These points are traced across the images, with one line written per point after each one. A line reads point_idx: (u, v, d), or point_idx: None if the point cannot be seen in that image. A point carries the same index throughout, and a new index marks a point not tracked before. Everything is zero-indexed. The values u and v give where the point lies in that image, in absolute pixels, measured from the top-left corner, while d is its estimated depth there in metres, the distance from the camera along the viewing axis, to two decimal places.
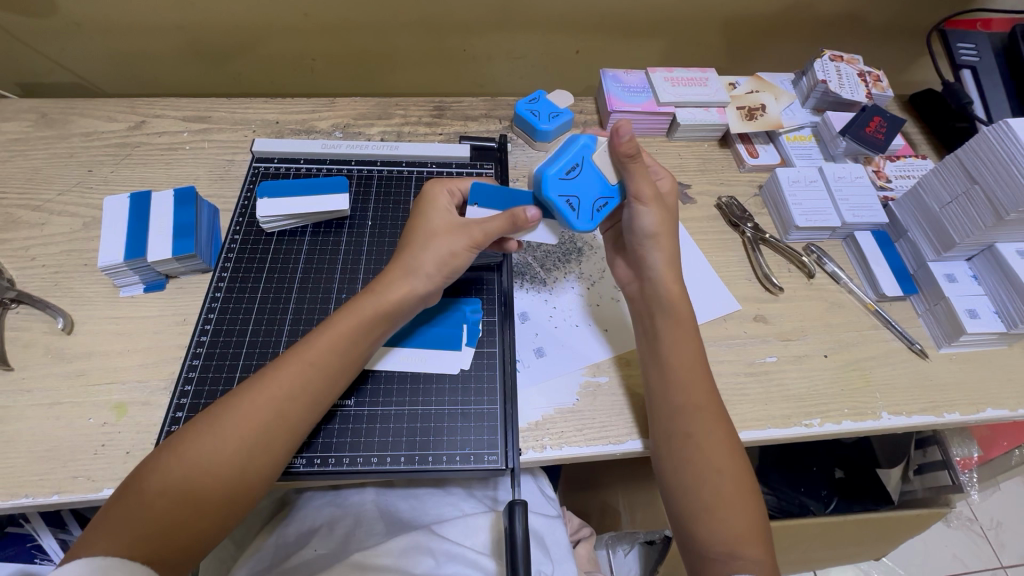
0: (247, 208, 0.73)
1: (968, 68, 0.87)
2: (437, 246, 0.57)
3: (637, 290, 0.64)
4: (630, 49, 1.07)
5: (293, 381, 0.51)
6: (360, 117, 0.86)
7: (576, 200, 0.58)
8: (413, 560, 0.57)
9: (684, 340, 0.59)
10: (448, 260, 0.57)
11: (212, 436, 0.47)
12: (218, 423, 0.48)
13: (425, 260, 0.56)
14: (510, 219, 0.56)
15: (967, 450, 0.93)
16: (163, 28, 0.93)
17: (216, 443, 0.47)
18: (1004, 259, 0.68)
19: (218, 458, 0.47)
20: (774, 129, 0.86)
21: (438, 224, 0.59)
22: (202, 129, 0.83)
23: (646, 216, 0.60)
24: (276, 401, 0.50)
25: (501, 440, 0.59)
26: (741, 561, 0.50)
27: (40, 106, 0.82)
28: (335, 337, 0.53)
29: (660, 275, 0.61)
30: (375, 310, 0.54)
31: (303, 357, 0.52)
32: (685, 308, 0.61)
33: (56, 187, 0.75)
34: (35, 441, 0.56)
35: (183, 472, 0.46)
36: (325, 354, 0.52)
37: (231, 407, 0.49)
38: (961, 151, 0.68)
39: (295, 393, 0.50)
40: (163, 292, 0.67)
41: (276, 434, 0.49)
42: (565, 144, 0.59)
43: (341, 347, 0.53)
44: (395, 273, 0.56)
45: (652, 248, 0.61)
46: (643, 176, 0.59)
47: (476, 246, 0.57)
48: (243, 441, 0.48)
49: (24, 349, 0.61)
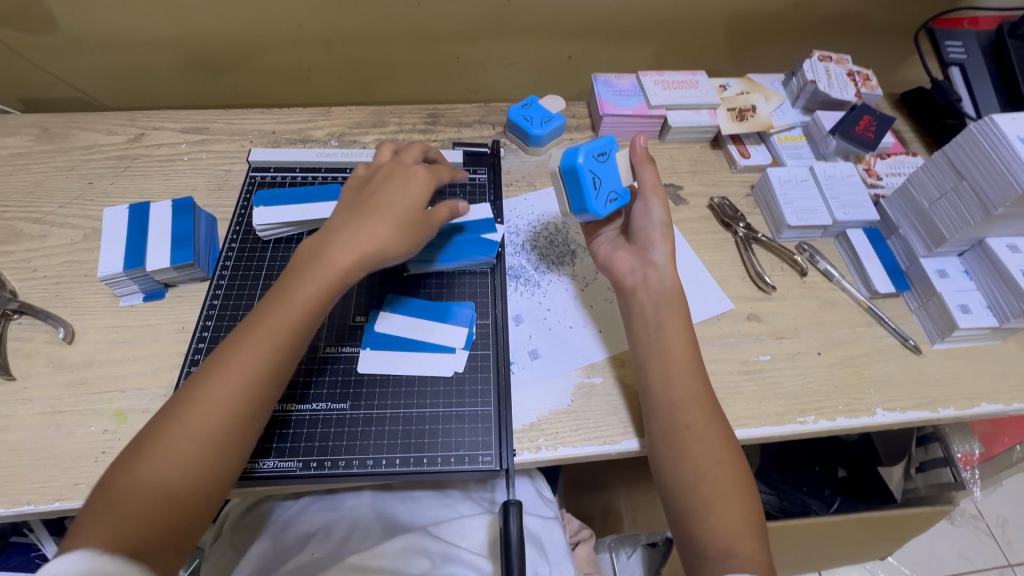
0: (244, 217, 0.74)
1: (956, 65, 0.88)
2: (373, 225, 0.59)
3: (641, 280, 0.64)
4: (622, 53, 1.08)
5: (253, 361, 0.51)
6: (355, 125, 0.88)
7: (598, 181, 0.63)
8: (409, 562, 0.56)
9: (680, 338, 0.60)
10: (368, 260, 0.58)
11: (178, 428, 0.47)
12: (182, 414, 0.48)
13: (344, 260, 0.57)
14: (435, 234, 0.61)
15: (969, 446, 0.90)
16: (162, 43, 0.95)
17: (183, 434, 0.47)
18: (995, 254, 0.68)
19: (188, 449, 0.47)
20: (764, 129, 0.87)
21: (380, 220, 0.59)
22: (200, 140, 0.84)
23: (656, 208, 0.66)
24: (239, 384, 0.50)
25: (495, 440, 0.60)
26: (737, 559, 0.50)
27: (41, 121, 0.84)
28: (288, 313, 0.54)
29: (666, 264, 0.64)
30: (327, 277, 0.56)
31: (261, 335, 0.52)
32: (682, 302, 0.62)
33: (57, 200, 0.76)
34: (37, 450, 0.57)
35: (154, 469, 0.46)
36: (282, 331, 0.53)
37: (197, 398, 0.49)
38: (948, 147, 0.69)
39: (257, 374, 0.51)
40: (162, 300, 0.68)
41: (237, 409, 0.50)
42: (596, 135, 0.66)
43: (295, 321, 0.54)
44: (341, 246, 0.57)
45: (662, 238, 0.65)
46: (653, 174, 0.67)
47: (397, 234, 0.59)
48: (214, 425, 0.48)
49: (27, 359, 0.62)
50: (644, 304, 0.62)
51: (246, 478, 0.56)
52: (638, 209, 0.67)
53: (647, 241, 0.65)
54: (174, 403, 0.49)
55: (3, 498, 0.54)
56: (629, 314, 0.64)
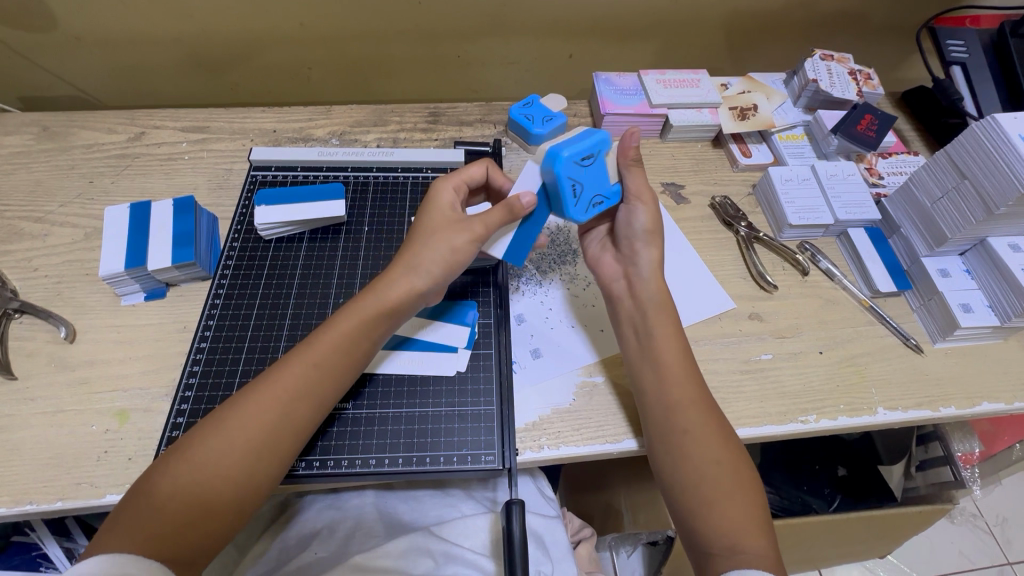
0: (245, 216, 0.74)
1: (958, 64, 0.88)
2: (440, 243, 0.56)
3: (625, 289, 0.64)
4: (623, 52, 1.08)
5: (297, 380, 0.51)
6: (356, 124, 0.87)
7: (579, 190, 0.58)
8: (412, 561, 0.58)
9: (672, 341, 0.60)
10: (451, 255, 0.56)
11: (219, 438, 0.48)
12: (224, 425, 0.49)
13: (428, 258, 0.56)
14: (507, 209, 0.55)
15: (969, 445, 0.92)
16: (162, 41, 0.94)
17: (224, 446, 0.48)
18: (997, 253, 0.68)
19: (228, 460, 0.47)
20: (766, 128, 0.87)
21: (439, 221, 0.58)
22: (201, 139, 0.84)
23: (641, 213, 0.64)
24: (284, 402, 0.50)
25: (498, 440, 0.60)
26: (744, 555, 0.50)
27: (41, 120, 0.83)
28: (337, 337, 0.54)
29: (651, 272, 0.63)
30: (378, 307, 0.55)
31: (308, 357, 0.53)
32: (671, 306, 0.62)
33: (58, 199, 0.76)
34: (39, 449, 0.57)
35: (194, 475, 0.46)
36: (330, 356, 0.53)
37: (249, 410, 0.49)
38: (950, 147, 0.69)
39: (300, 394, 0.51)
40: (164, 299, 0.68)
41: (282, 434, 0.50)
42: (583, 131, 0.58)
43: (344, 347, 0.54)
44: (397, 269, 0.57)
45: (646, 245, 0.64)
46: (642, 178, 0.62)
47: (478, 241, 0.57)
48: (251, 441, 0.48)
49: (28, 359, 0.62)
50: (632, 311, 0.63)
51: None
52: (624, 214, 0.65)
53: (631, 249, 0.65)
54: (216, 414, 0.50)
55: (5, 497, 0.54)
56: (617, 321, 0.65)
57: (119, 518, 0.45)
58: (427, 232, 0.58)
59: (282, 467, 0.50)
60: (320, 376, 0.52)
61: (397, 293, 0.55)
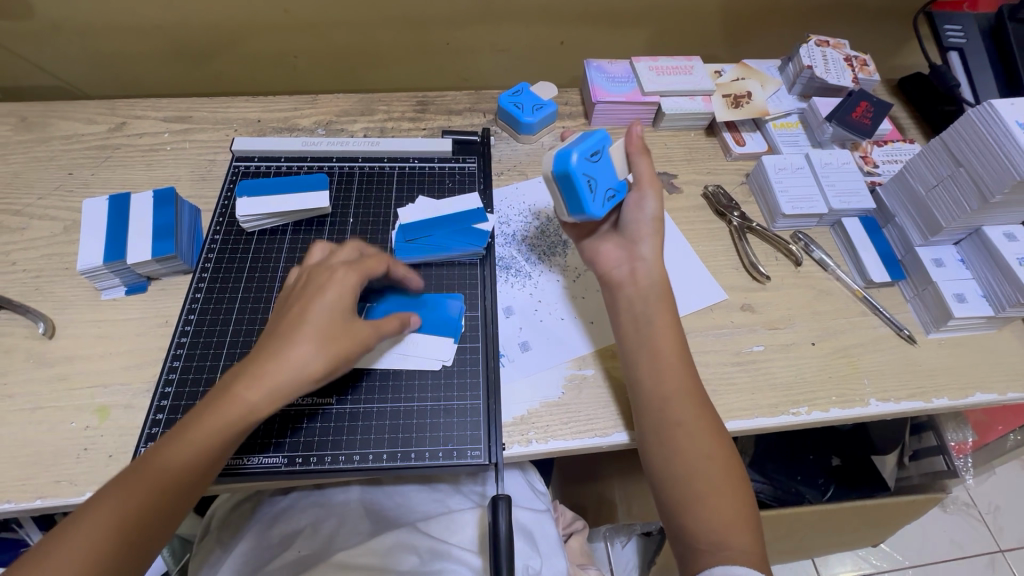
0: (228, 208, 0.72)
1: (955, 50, 0.86)
2: (320, 347, 0.50)
3: (628, 274, 0.63)
4: (615, 38, 1.06)
5: (190, 453, 0.47)
6: (343, 113, 0.86)
7: (593, 183, 0.61)
8: (397, 558, 0.57)
9: (665, 330, 0.59)
10: (330, 366, 0.51)
11: (105, 511, 0.44)
12: (111, 496, 0.44)
13: (310, 357, 0.50)
14: (394, 331, 0.56)
15: (963, 435, 0.93)
16: (142, 28, 0.92)
17: (105, 523, 0.43)
18: (992, 242, 0.67)
19: (106, 538, 0.43)
20: (760, 116, 0.85)
21: (324, 323, 0.52)
22: (184, 129, 0.82)
23: (650, 201, 0.64)
24: (177, 470, 0.46)
25: (484, 435, 0.59)
26: (731, 552, 0.49)
27: (20, 110, 0.82)
28: (231, 412, 0.48)
29: (654, 259, 0.63)
30: (278, 386, 0.49)
31: (205, 423, 0.48)
32: (669, 294, 0.61)
33: (37, 191, 0.74)
34: (17, 447, 0.56)
35: (72, 554, 0.42)
36: (289, 371, 0.50)
37: (138, 480, 0.45)
38: (946, 134, 0.67)
39: (196, 465, 0.47)
40: (145, 293, 0.67)
41: (170, 511, 0.46)
42: (585, 133, 0.63)
43: (240, 423, 0.48)
44: (293, 344, 0.50)
45: (652, 233, 0.64)
46: (648, 166, 0.64)
47: (351, 360, 0.52)
48: (194, 460, 0.47)
49: (6, 355, 0.61)
50: (631, 299, 0.62)
51: (232, 474, 0.55)
52: (630, 203, 0.65)
53: (636, 234, 0.64)
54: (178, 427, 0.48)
55: None
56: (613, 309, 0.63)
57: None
58: (314, 326, 0.52)
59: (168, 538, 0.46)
60: (220, 444, 0.48)
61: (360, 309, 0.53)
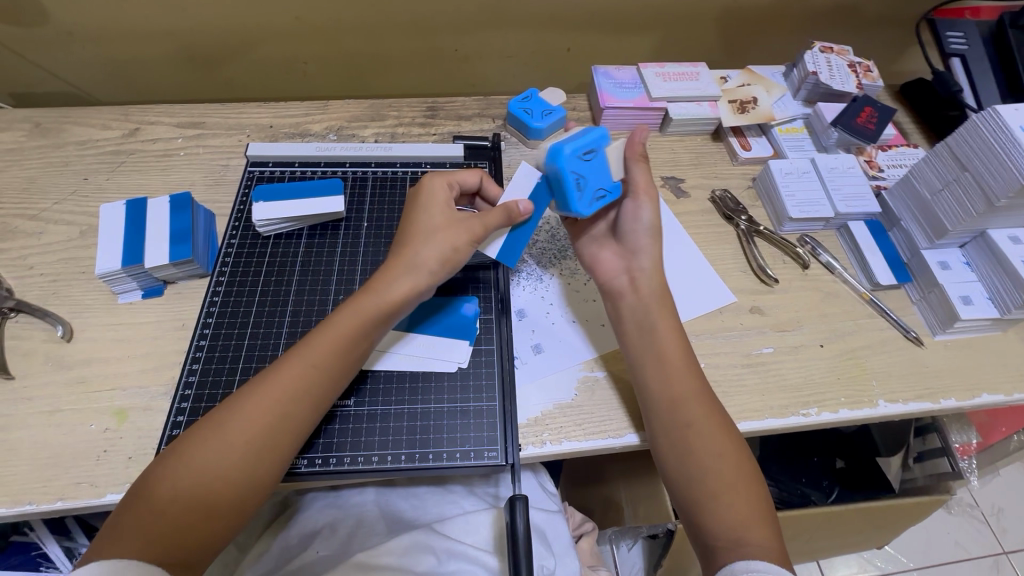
0: (243, 212, 0.73)
1: (957, 56, 0.88)
2: (439, 241, 0.57)
3: (628, 284, 0.64)
4: (621, 44, 1.07)
5: (297, 382, 0.51)
6: (354, 119, 0.87)
7: (582, 181, 0.60)
8: (415, 559, 0.57)
9: (669, 333, 0.60)
10: (450, 253, 0.58)
11: (217, 441, 0.48)
12: (222, 428, 0.48)
13: (427, 256, 0.57)
14: (505, 212, 0.59)
15: (967, 436, 0.94)
16: (153, 35, 0.93)
17: (223, 449, 0.47)
18: (997, 245, 0.68)
19: (227, 463, 0.47)
20: (766, 121, 0.86)
21: (438, 221, 0.59)
22: (197, 135, 0.83)
23: (646, 209, 0.64)
24: (282, 401, 0.50)
25: (500, 436, 0.60)
26: (751, 548, 0.50)
27: (34, 116, 0.82)
28: (334, 337, 0.54)
29: (653, 269, 0.64)
30: (378, 306, 0.55)
31: (307, 357, 0.52)
32: (668, 300, 0.62)
33: (52, 196, 0.75)
34: (37, 449, 0.56)
35: (194, 477, 0.46)
36: (347, 334, 0.54)
37: (245, 409, 0.49)
38: (950, 139, 0.69)
39: (298, 395, 0.51)
40: (162, 297, 0.67)
41: (281, 438, 0.50)
42: (585, 130, 0.62)
43: (342, 348, 0.54)
44: (395, 268, 0.57)
45: (650, 242, 0.64)
46: (645, 174, 0.64)
47: (477, 241, 0.59)
48: (295, 396, 0.51)
49: (25, 358, 0.62)
50: (635, 306, 0.62)
51: None
52: (627, 211, 0.65)
53: (635, 244, 0.65)
54: (212, 418, 0.49)
55: (4, 498, 0.54)
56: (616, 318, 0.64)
57: (119, 525, 0.45)
58: (426, 230, 0.59)
59: (281, 468, 0.50)
60: (320, 376, 0.52)
61: (398, 292, 0.56)
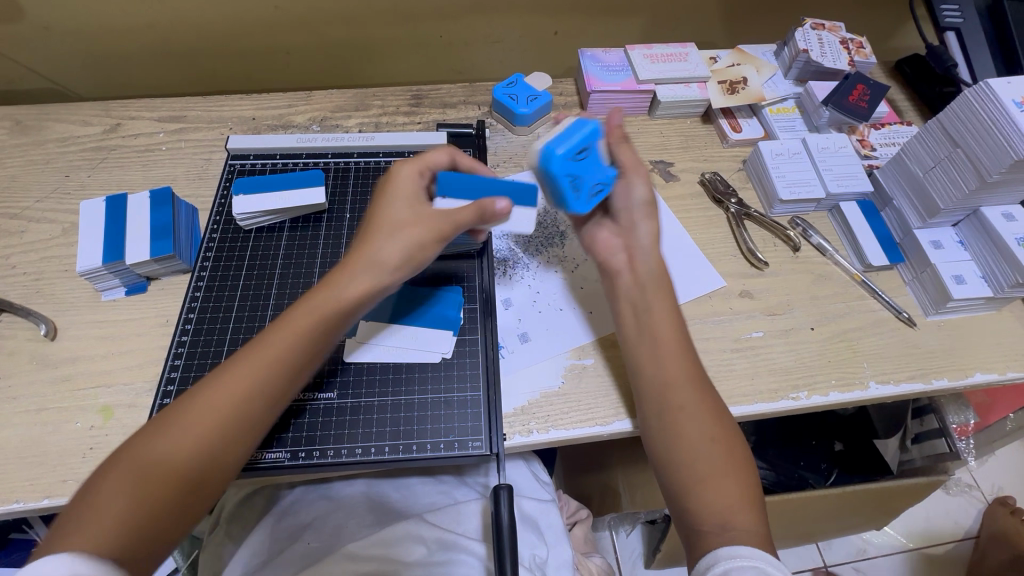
0: (224, 206, 0.73)
1: (952, 30, 0.84)
2: (402, 238, 0.56)
3: (624, 263, 0.63)
4: (610, 27, 1.05)
5: (254, 379, 0.50)
6: (337, 109, 0.85)
7: (578, 181, 0.60)
8: (405, 549, 0.57)
9: (666, 316, 0.59)
10: (414, 251, 0.56)
11: (170, 437, 0.47)
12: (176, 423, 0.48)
13: (389, 253, 0.55)
14: (478, 211, 0.57)
15: (964, 416, 0.94)
16: (132, 29, 0.92)
17: (175, 445, 0.47)
18: (990, 222, 0.67)
19: (179, 459, 0.46)
20: (756, 102, 0.85)
21: (404, 215, 0.57)
22: (178, 129, 0.82)
23: (637, 186, 0.63)
24: (238, 397, 0.50)
25: (485, 425, 0.59)
26: (736, 531, 0.49)
27: (14, 113, 0.81)
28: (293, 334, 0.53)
29: (650, 245, 0.62)
30: (338, 304, 0.54)
31: (264, 353, 0.52)
32: (667, 280, 0.61)
33: (34, 194, 0.74)
34: (23, 447, 0.56)
35: (143, 473, 0.45)
36: (307, 333, 0.53)
37: (200, 406, 0.48)
38: (943, 114, 0.67)
39: (256, 392, 0.50)
40: (145, 294, 0.67)
41: (234, 435, 0.49)
42: (576, 124, 0.61)
43: (301, 345, 0.53)
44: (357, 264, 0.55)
45: (645, 216, 0.63)
46: (632, 151, 0.64)
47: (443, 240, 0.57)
48: (250, 393, 0.50)
49: (9, 357, 0.62)
50: (630, 286, 0.61)
51: None
52: (619, 189, 0.64)
53: (629, 221, 0.64)
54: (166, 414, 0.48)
55: None
56: (616, 298, 0.62)
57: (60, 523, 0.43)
58: (389, 225, 0.57)
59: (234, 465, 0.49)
60: (280, 373, 0.51)
61: (358, 289, 0.55)
